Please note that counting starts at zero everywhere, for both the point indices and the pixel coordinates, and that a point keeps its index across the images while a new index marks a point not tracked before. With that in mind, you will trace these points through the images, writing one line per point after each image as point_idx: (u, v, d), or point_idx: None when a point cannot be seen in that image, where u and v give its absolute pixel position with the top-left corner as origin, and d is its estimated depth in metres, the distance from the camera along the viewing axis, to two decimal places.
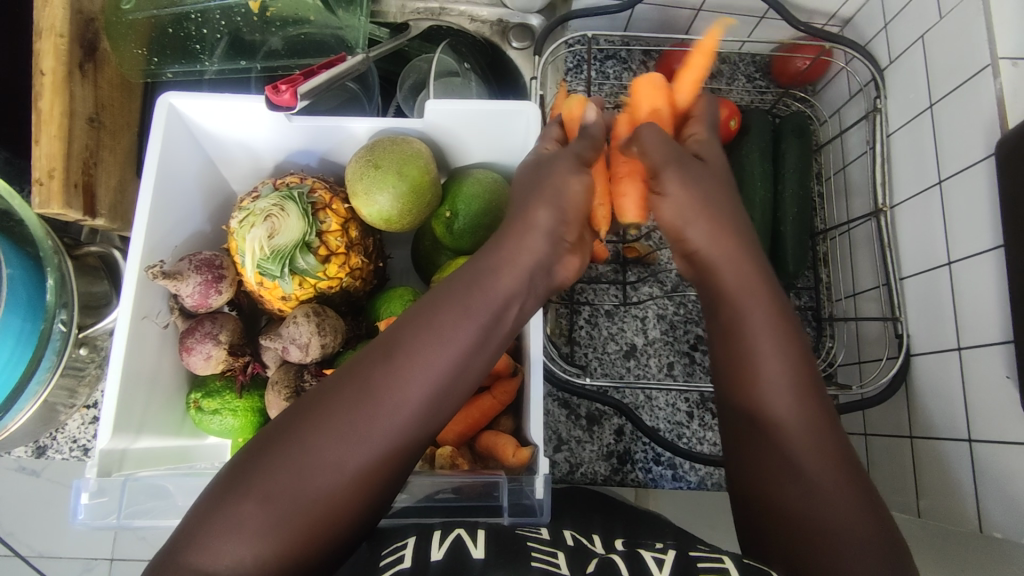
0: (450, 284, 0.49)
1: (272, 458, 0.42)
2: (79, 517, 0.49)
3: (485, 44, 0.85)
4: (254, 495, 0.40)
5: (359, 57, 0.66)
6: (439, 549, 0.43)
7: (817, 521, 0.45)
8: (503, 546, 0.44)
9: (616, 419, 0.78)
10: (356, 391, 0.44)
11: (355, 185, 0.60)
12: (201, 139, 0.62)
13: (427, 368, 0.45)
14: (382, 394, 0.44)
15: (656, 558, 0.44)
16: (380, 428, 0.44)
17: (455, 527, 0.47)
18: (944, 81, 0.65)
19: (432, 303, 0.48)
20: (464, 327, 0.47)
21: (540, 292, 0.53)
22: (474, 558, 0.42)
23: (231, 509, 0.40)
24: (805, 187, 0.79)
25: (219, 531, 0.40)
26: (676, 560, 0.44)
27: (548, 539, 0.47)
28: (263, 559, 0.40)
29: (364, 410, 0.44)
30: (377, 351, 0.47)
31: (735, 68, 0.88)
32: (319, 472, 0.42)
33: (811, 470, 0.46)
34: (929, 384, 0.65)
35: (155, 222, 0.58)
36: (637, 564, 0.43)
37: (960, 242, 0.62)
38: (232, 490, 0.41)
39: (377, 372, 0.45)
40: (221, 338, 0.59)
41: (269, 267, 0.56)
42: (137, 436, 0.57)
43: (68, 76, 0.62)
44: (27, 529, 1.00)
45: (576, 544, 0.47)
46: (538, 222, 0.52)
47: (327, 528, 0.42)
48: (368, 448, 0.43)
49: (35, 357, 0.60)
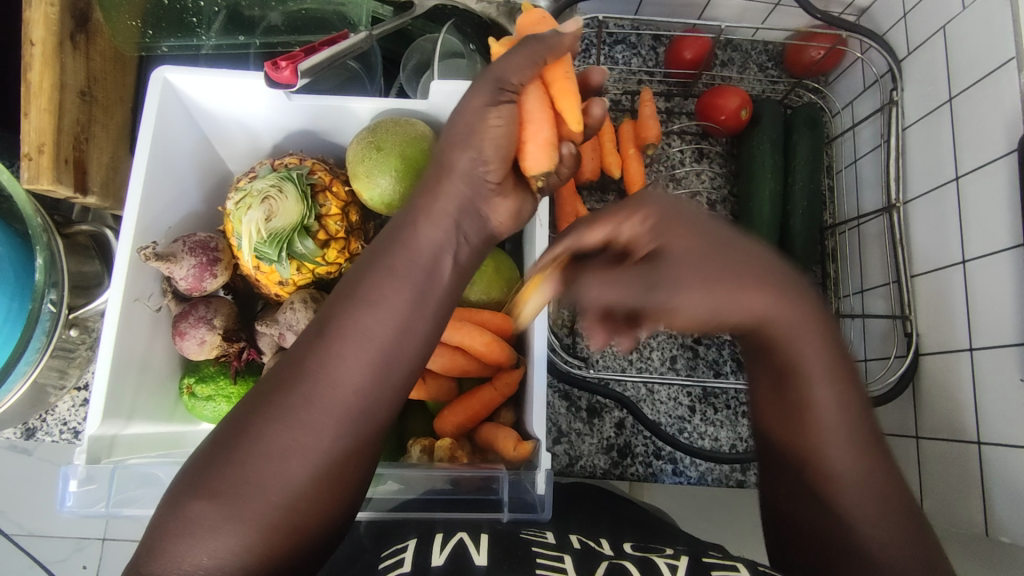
0: (383, 244, 0.46)
1: (223, 453, 0.40)
2: (66, 504, 0.48)
3: (491, 25, 0.82)
4: (206, 492, 0.39)
5: (362, 34, 0.63)
6: (440, 554, 0.42)
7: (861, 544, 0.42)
8: (507, 551, 0.43)
9: (618, 412, 0.77)
10: (294, 372, 0.42)
11: (356, 167, 0.58)
12: (197, 116, 0.60)
13: (364, 340, 0.42)
14: (319, 374, 0.41)
15: (669, 563, 0.43)
16: (322, 406, 0.41)
17: (458, 531, 0.46)
18: (965, 74, 0.63)
19: (438, 296, 0.46)
20: (396, 293, 0.43)
21: (472, 241, 0.47)
22: (476, 563, 0.42)
23: (186, 508, 0.39)
24: (816, 180, 0.77)
25: (178, 531, 0.39)
26: (689, 565, 0.43)
27: (553, 542, 0.46)
28: (237, 549, 0.39)
29: (303, 394, 0.41)
30: (328, 318, 0.43)
31: (747, 56, 0.86)
32: (268, 460, 0.40)
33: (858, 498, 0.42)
34: (939, 384, 0.64)
35: (148, 202, 0.56)
36: (650, 567, 0.42)
37: (977, 241, 0.60)
38: (191, 485, 0.40)
39: (312, 350, 0.42)
40: (216, 323, 0.58)
41: (267, 251, 0.55)
42: (126, 424, 0.55)
43: (59, 47, 0.60)
44: (18, 508, 0.98)
45: (584, 547, 0.46)
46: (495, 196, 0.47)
47: (288, 515, 0.40)
48: (301, 429, 0.41)
49: (23, 338, 0.58)
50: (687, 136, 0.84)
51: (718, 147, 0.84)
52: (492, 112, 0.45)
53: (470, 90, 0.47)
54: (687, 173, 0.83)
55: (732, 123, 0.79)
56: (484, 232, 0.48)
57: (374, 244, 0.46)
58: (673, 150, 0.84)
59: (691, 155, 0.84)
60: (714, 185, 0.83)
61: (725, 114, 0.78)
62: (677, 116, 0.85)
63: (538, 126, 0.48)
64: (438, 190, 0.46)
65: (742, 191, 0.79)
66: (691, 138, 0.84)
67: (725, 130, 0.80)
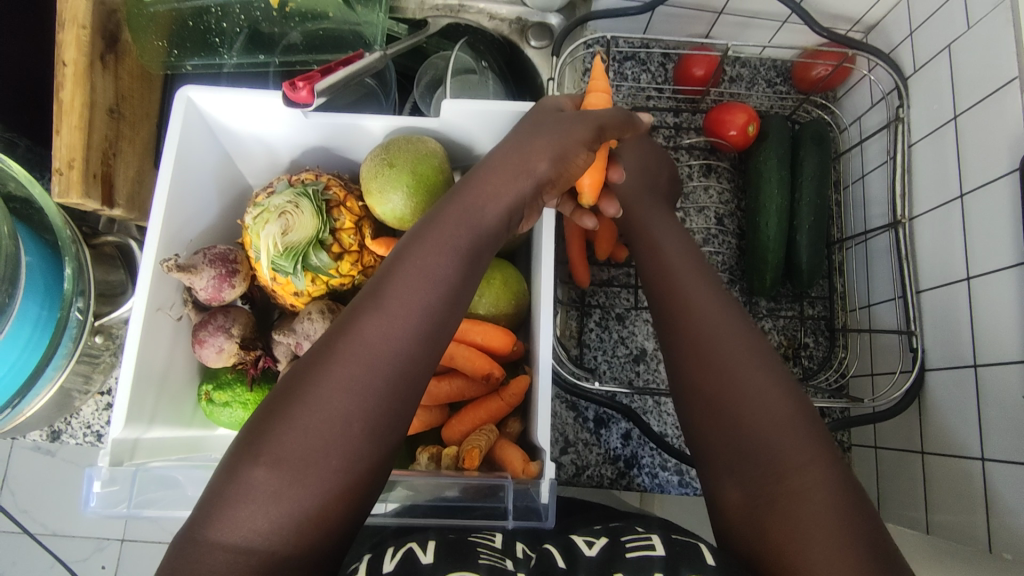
0: (401, 256, 0.46)
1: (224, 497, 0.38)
2: (90, 504, 0.50)
3: (503, 42, 0.85)
4: (266, 460, 0.39)
5: (376, 54, 0.66)
6: (390, 561, 0.44)
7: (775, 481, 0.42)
8: (453, 550, 0.45)
9: (624, 423, 0.78)
10: (285, 413, 0.40)
11: (370, 183, 0.60)
12: (218, 132, 0.62)
13: (334, 375, 0.41)
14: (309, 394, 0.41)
15: (588, 541, 0.48)
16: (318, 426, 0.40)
17: (407, 541, 0.47)
18: (969, 93, 0.64)
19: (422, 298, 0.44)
20: (448, 267, 0.46)
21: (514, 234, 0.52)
22: (421, 561, 0.44)
23: (245, 474, 0.39)
24: (823, 194, 0.78)
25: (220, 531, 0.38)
26: (607, 544, 0.47)
27: (497, 546, 0.48)
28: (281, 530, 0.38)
29: (364, 356, 0.42)
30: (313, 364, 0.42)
31: (756, 73, 0.87)
32: (256, 496, 0.38)
33: (759, 431, 0.44)
34: (944, 400, 0.64)
35: (170, 217, 0.58)
36: (572, 551, 0.47)
37: (982, 257, 0.61)
38: (247, 453, 0.39)
39: (295, 394, 0.41)
40: (233, 331, 0.60)
41: (283, 263, 0.57)
42: (148, 427, 0.57)
43: (89, 67, 0.63)
44: (43, 508, 1.02)
45: (524, 555, 0.48)
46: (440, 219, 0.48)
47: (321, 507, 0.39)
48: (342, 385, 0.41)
49: (51, 345, 0.61)
50: (695, 151, 0.85)
51: (726, 162, 0.85)
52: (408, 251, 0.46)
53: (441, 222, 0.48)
54: (696, 187, 0.84)
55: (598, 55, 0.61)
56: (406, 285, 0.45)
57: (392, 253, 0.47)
58: (681, 165, 0.85)
59: (699, 169, 0.85)
60: (722, 200, 0.84)
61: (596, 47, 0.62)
62: (685, 131, 0.86)
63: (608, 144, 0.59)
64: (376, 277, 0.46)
65: (749, 205, 0.80)
66: (699, 153, 0.85)
67: (733, 146, 0.81)
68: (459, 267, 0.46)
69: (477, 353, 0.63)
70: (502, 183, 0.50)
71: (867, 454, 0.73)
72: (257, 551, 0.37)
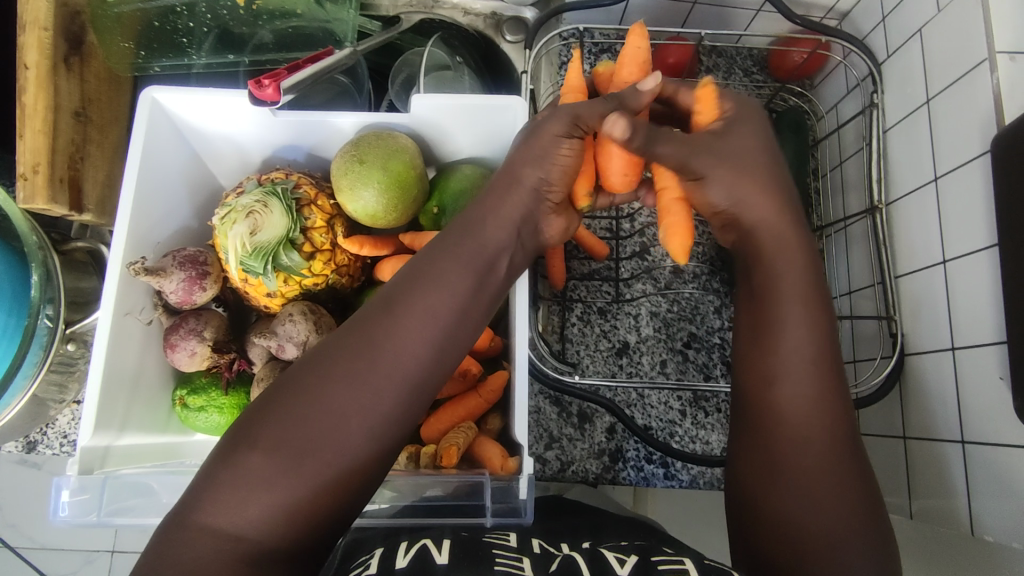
0: (418, 266, 0.47)
1: (218, 483, 0.40)
2: (59, 514, 0.49)
3: (478, 37, 0.84)
4: (263, 449, 0.40)
5: (346, 50, 0.65)
6: (404, 557, 0.44)
7: (807, 512, 0.47)
8: (467, 552, 0.45)
9: (608, 417, 0.78)
10: (290, 409, 0.41)
11: (340, 181, 0.59)
12: (186, 133, 0.61)
13: (347, 382, 0.42)
14: (317, 396, 0.42)
15: (618, 557, 0.46)
16: (319, 426, 0.41)
17: (422, 538, 0.48)
18: (941, 76, 0.64)
19: (441, 309, 0.45)
20: (462, 278, 0.47)
21: (527, 248, 0.53)
22: (437, 562, 0.44)
23: (240, 462, 0.40)
24: (801, 182, 0.78)
25: (213, 512, 0.39)
26: (638, 562, 0.46)
27: (513, 545, 0.48)
28: (271, 522, 0.40)
29: (374, 361, 0.43)
30: (323, 362, 0.43)
31: (732, 61, 0.86)
32: (249, 489, 0.39)
33: (808, 462, 0.48)
34: (924, 384, 0.64)
35: (138, 219, 0.58)
36: (600, 563, 0.46)
37: (956, 241, 0.61)
38: (247, 441, 0.41)
39: (300, 390, 0.42)
40: (206, 334, 0.59)
41: (252, 264, 0.56)
42: (119, 434, 0.56)
43: (52, 70, 0.62)
44: (28, 521, 1.00)
45: (542, 552, 0.48)
46: (473, 230, 0.49)
47: (313, 504, 0.40)
48: (354, 392, 0.42)
49: (19, 354, 0.60)
50: None
51: None
52: (425, 259, 0.47)
53: (465, 229, 0.49)
54: None
55: (575, 72, 0.57)
56: (428, 293, 0.46)
57: (410, 261, 0.48)
58: None
59: None
60: None
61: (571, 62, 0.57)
62: None
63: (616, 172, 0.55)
64: (403, 284, 0.46)
65: None
66: None
67: None
68: (470, 276, 0.47)
69: None
70: (506, 187, 0.51)
71: None
72: (245, 538, 0.39)
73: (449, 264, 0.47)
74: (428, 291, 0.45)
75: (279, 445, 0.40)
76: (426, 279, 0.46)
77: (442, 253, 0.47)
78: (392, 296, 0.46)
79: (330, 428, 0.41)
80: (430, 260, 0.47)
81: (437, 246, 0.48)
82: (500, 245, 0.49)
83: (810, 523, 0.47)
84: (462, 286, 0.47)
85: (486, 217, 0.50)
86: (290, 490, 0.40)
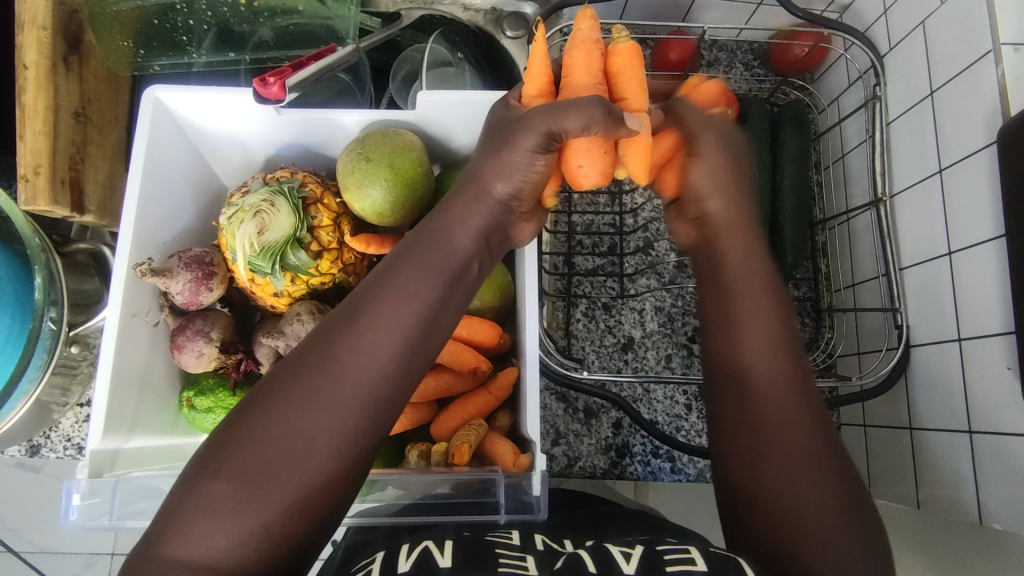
0: (380, 278, 0.46)
1: (183, 510, 0.39)
2: (70, 518, 0.49)
3: (478, 32, 0.84)
4: (227, 473, 0.39)
5: (349, 48, 0.64)
6: (407, 560, 0.44)
7: (793, 503, 0.44)
8: (472, 553, 0.45)
9: (615, 413, 0.78)
10: (252, 430, 0.40)
11: (347, 179, 0.58)
12: (189, 132, 0.61)
13: (308, 398, 0.41)
14: (279, 416, 0.41)
15: (624, 552, 0.46)
16: (285, 446, 0.40)
17: (424, 539, 0.48)
18: (945, 68, 0.64)
19: (408, 313, 0.45)
20: (427, 285, 0.46)
21: (495, 254, 0.53)
22: (440, 564, 0.43)
23: (203, 490, 0.39)
24: (804, 175, 0.78)
25: (178, 541, 0.38)
26: (643, 553, 0.46)
27: (517, 544, 0.48)
28: (240, 546, 0.38)
29: (338, 373, 0.42)
30: (285, 381, 0.42)
31: (733, 56, 0.87)
32: (211, 516, 0.38)
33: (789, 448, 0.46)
34: (929, 375, 0.64)
35: (143, 220, 0.57)
36: (606, 560, 0.45)
37: (962, 231, 0.61)
38: (211, 466, 0.40)
39: (264, 409, 0.41)
40: (213, 335, 0.59)
41: (260, 263, 0.56)
42: (128, 436, 0.56)
43: (52, 70, 0.61)
44: (29, 525, 0.99)
45: (546, 549, 0.48)
46: (451, 235, 0.48)
47: (285, 525, 0.39)
48: (316, 408, 0.41)
49: (25, 356, 0.59)
50: None
51: None
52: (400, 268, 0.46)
53: (433, 236, 0.48)
54: None
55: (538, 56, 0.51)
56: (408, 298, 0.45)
57: (371, 275, 0.47)
58: None
59: None
60: None
61: (537, 43, 0.51)
62: None
63: (590, 171, 0.49)
64: (362, 299, 0.45)
65: None
66: None
67: None
68: (437, 284, 0.46)
69: (464, 348, 0.62)
70: (475, 194, 0.49)
71: (856, 432, 0.74)
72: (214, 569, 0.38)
73: (404, 273, 0.46)
74: (386, 301, 0.45)
75: (245, 469, 0.39)
76: (384, 292, 0.45)
77: (406, 262, 0.47)
78: (348, 312, 0.45)
79: (296, 447, 0.40)
80: (389, 271, 0.46)
81: (396, 259, 0.47)
82: (466, 254, 0.49)
83: (798, 517, 0.44)
84: (421, 294, 0.46)
85: (448, 227, 0.49)
86: (256, 514, 0.38)
